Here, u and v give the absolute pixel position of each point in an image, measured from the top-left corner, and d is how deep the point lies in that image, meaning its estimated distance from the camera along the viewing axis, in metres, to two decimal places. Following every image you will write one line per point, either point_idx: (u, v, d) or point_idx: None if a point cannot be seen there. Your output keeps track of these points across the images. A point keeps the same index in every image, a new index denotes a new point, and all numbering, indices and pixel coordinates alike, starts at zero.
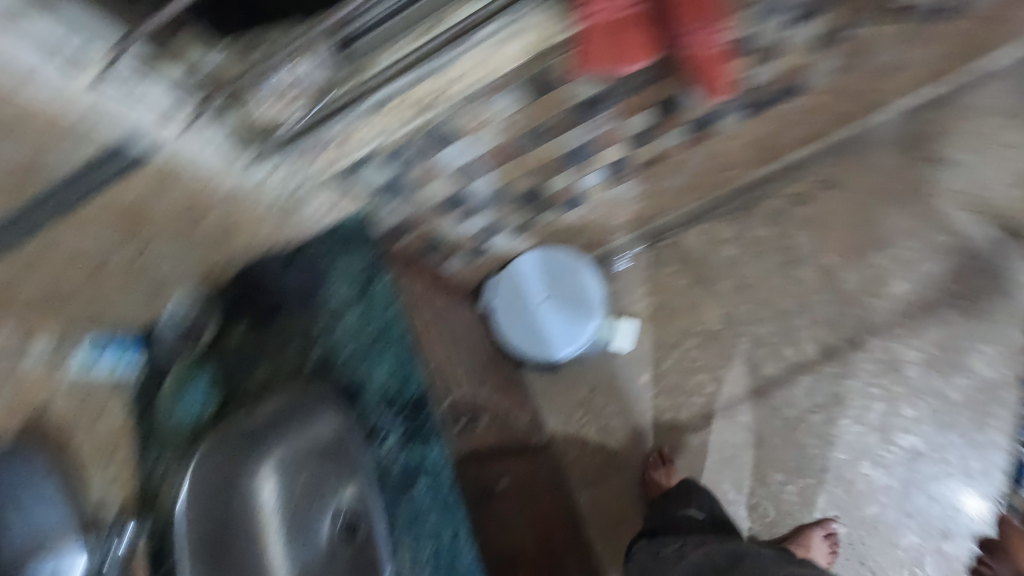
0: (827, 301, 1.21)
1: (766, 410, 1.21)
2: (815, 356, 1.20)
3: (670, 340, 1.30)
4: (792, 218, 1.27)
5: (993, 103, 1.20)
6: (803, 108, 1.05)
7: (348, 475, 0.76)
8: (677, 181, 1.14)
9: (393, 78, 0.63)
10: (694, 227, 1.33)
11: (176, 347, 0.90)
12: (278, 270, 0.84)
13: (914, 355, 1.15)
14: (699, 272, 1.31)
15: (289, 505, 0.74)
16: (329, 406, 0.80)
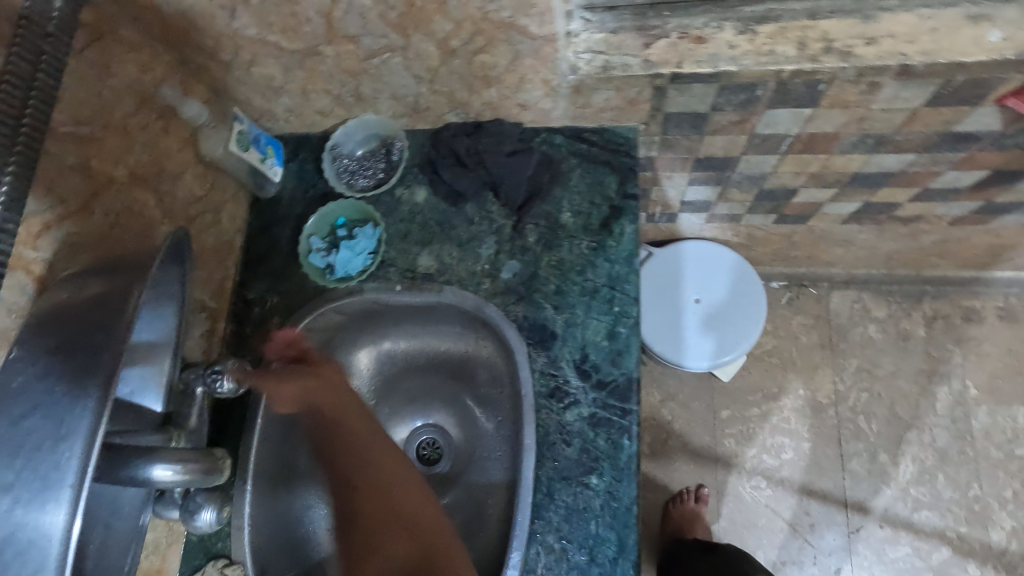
0: (944, 427, 1.14)
1: (833, 501, 1.14)
2: (906, 474, 1.13)
3: (768, 390, 1.20)
4: (949, 332, 1.18)
5: None
6: None
7: (459, 398, 0.71)
8: (889, 247, 1.01)
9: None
10: (846, 292, 1.22)
11: (339, 176, 0.69)
12: (501, 151, 0.66)
13: (1002, 520, 1.10)
14: (830, 339, 1.20)
15: (391, 400, 0.71)
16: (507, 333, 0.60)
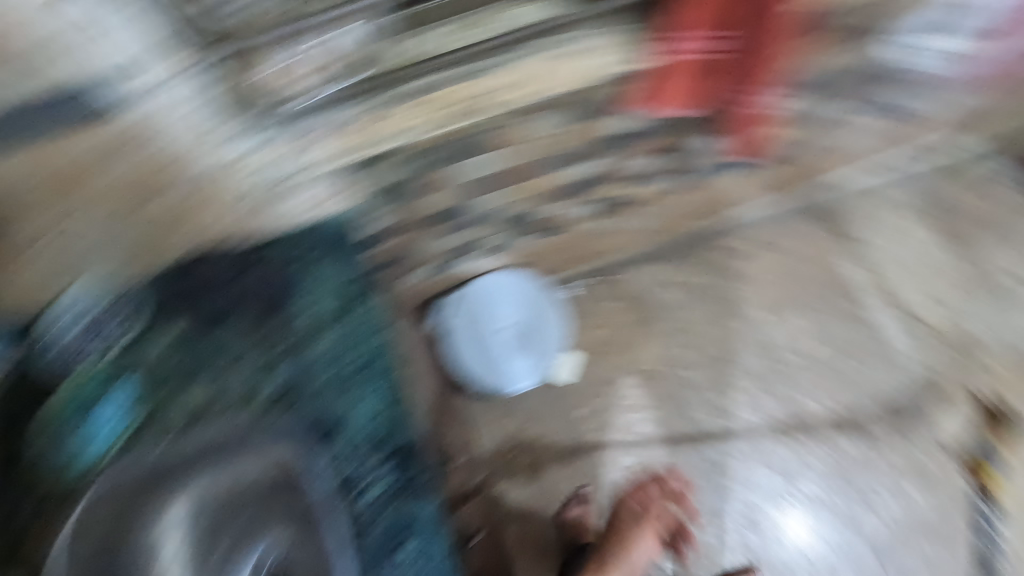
0: (753, 351, 1.30)
1: (691, 450, 1.26)
2: (737, 403, 1.28)
3: (607, 377, 1.29)
4: (726, 268, 1.32)
5: (900, 195, 1.33)
6: (773, 179, 1.07)
7: (286, 509, 0.71)
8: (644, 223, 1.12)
9: (348, 28, 0.53)
10: (638, 266, 1.31)
11: (58, 362, 0.69)
12: (225, 279, 0.74)
13: (817, 407, 1.28)
14: (640, 313, 1.31)
15: (223, 534, 0.68)
16: (286, 446, 0.73)
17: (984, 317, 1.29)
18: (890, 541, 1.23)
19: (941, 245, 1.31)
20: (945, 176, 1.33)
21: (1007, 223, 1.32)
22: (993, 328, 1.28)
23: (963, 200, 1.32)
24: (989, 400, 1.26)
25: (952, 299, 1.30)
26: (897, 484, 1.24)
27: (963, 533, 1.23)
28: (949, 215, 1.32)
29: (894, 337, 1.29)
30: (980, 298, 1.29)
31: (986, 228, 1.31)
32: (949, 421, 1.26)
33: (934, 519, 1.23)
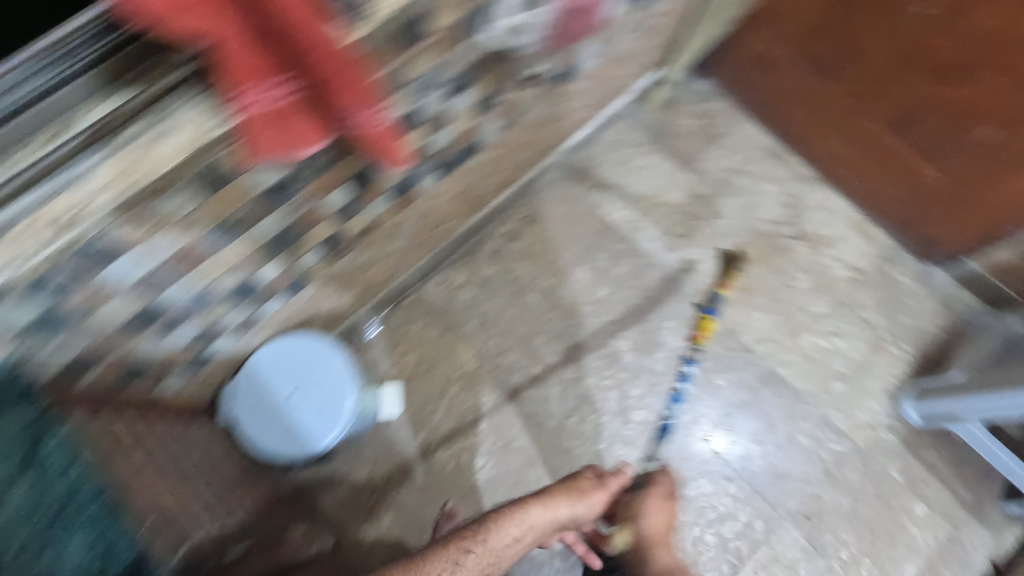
0: (553, 315, 1.38)
1: (532, 428, 1.31)
2: (557, 369, 1.34)
3: (435, 391, 1.33)
4: (510, 253, 1.43)
5: (624, 139, 1.52)
6: (486, 162, 1.18)
7: None
8: (397, 243, 1.19)
9: None
10: (430, 280, 1.41)
11: None
12: None
13: (624, 343, 1.36)
14: (445, 321, 1.38)
15: None
16: None
17: (727, 212, 1.46)
18: (731, 442, 1.28)
19: (678, 170, 1.49)
20: (652, 111, 1.53)
21: (719, 132, 1.52)
22: (737, 220, 1.45)
23: (673, 124, 1.53)
24: (762, 280, 1.39)
25: (700, 210, 1.46)
26: (712, 382, 1.32)
27: (776, 399, 1.30)
28: (667, 142, 1.52)
29: (666, 260, 1.42)
30: (720, 200, 1.47)
31: (704, 142, 1.51)
32: (734, 310, 1.37)
33: (756, 400, 1.30)
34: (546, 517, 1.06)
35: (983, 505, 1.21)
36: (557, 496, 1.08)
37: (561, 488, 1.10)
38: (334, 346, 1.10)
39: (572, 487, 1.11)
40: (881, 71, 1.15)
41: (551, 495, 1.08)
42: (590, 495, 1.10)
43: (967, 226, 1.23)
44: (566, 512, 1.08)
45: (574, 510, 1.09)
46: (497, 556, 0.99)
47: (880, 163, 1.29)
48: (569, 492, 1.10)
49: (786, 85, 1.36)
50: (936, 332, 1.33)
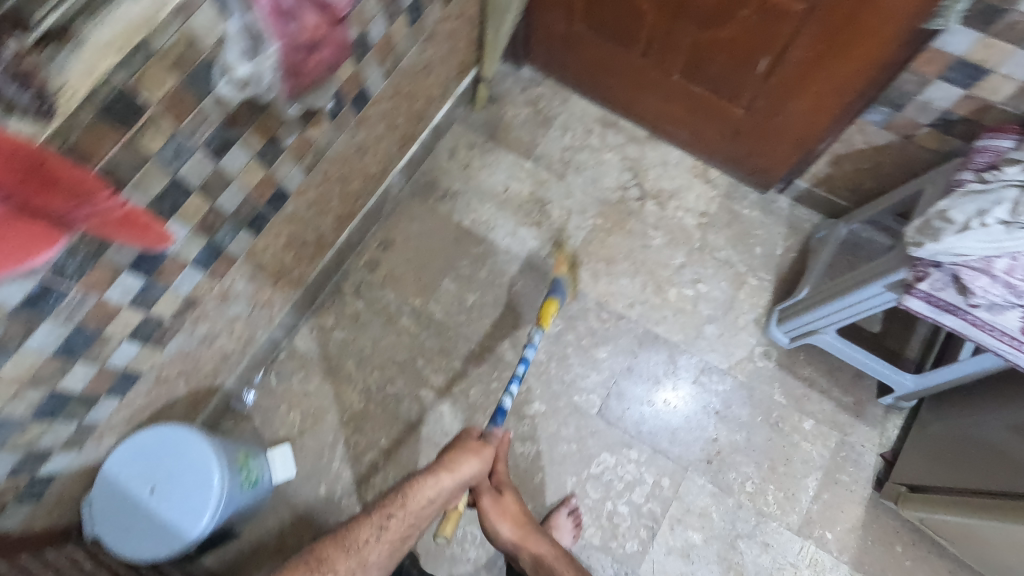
0: (429, 333, 1.38)
1: (432, 449, 1.30)
2: (444, 385, 1.34)
3: (327, 441, 1.31)
4: (374, 284, 1.42)
5: (462, 143, 1.53)
6: (306, 206, 1.17)
7: None
8: (239, 307, 1.16)
9: None
10: (301, 331, 1.39)
11: None
12: None
13: (504, 342, 1.37)
14: (325, 368, 1.36)
15: None
16: None
17: (576, 189, 1.48)
18: (624, 409, 1.30)
19: (521, 161, 1.51)
20: (484, 111, 1.55)
21: (551, 115, 1.54)
22: (586, 195, 1.47)
23: (506, 118, 1.55)
24: (620, 247, 1.42)
25: (548, 194, 1.48)
26: (594, 357, 1.34)
27: (653, 357, 1.33)
28: (504, 137, 1.53)
29: (528, 252, 1.43)
30: (565, 179, 1.49)
31: (540, 128, 1.53)
32: (599, 283, 1.40)
33: (638, 363, 1.33)
34: (446, 480, 1.01)
35: (864, 405, 1.27)
36: (455, 456, 1.04)
37: (454, 451, 1.06)
38: (195, 433, 1.05)
39: (467, 445, 1.06)
40: (658, 28, 1.20)
41: (449, 457, 1.04)
42: (481, 452, 1.06)
43: (784, 154, 1.28)
44: (467, 471, 1.04)
45: (468, 469, 1.04)
46: (413, 516, 0.96)
47: (694, 112, 1.33)
48: (463, 452, 1.06)
49: (593, 57, 1.40)
50: (787, 255, 1.38)
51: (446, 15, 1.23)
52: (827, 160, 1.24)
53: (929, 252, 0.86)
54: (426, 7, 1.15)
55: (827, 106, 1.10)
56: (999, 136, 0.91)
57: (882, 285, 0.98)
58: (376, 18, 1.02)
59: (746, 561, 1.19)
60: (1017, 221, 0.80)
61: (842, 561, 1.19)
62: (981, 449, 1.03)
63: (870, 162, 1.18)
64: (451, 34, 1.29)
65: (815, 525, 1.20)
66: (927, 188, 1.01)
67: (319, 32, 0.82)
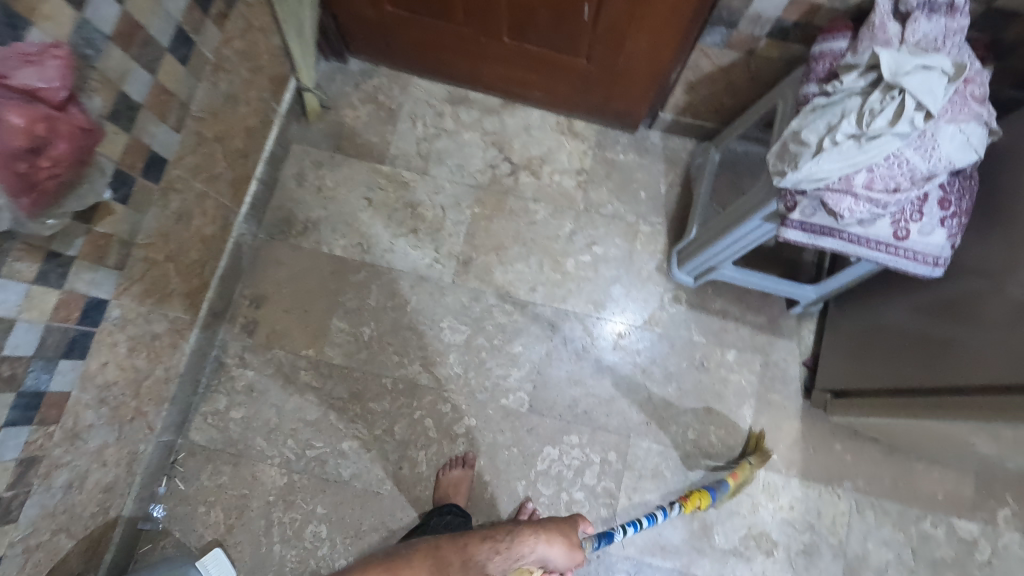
0: (334, 382, 1.26)
1: (374, 500, 1.21)
2: (365, 430, 1.24)
3: (259, 528, 1.20)
4: (258, 347, 1.28)
5: (307, 164, 1.36)
6: (137, 301, 1.01)
7: None
8: (102, 435, 1.01)
9: None
10: (193, 423, 1.24)
11: None
12: None
13: (416, 366, 1.26)
14: (233, 454, 1.23)
15: None
16: None
17: (444, 181, 1.35)
18: (555, 396, 1.25)
19: (376, 166, 1.36)
20: (321, 122, 1.38)
21: (395, 107, 1.39)
22: (455, 185, 1.35)
23: (347, 122, 1.38)
24: (507, 230, 1.33)
25: (416, 194, 1.35)
26: (510, 353, 1.27)
27: (569, 336, 1.28)
28: (351, 144, 1.37)
29: (415, 265, 1.31)
30: (430, 173, 1.36)
31: (386, 124, 1.38)
32: (496, 276, 1.31)
33: (557, 346, 1.27)
34: (542, 549, 0.95)
35: (777, 320, 1.28)
36: (554, 532, 0.98)
37: (555, 527, 0.99)
38: None
39: (567, 528, 1.00)
40: None
41: (551, 530, 0.98)
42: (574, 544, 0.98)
43: (638, 95, 1.21)
44: (555, 553, 0.97)
45: (557, 556, 0.97)
46: (502, 570, 0.91)
47: (538, 72, 1.24)
48: (567, 531, 1.00)
49: (416, 37, 1.25)
50: (672, 191, 1.34)
51: (227, 37, 1.06)
52: (681, 89, 1.18)
53: (791, 182, 0.81)
54: (195, 36, 0.97)
55: (663, 40, 1.03)
56: (833, 36, 0.86)
57: (761, 217, 0.94)
58: (129, 74, 0.85)
59: (706, 506, 1.20)
60: (863, 133, 0.76)
61: (792, 476, 1.22)
62: (891, 341, 1.06)
63: (721, 83, 1.14)
64: (245, 54, 1.12)
65: (760, 451, 1.22)
66: (778, 104, 0.97)
67: (38, 127, 0.64)
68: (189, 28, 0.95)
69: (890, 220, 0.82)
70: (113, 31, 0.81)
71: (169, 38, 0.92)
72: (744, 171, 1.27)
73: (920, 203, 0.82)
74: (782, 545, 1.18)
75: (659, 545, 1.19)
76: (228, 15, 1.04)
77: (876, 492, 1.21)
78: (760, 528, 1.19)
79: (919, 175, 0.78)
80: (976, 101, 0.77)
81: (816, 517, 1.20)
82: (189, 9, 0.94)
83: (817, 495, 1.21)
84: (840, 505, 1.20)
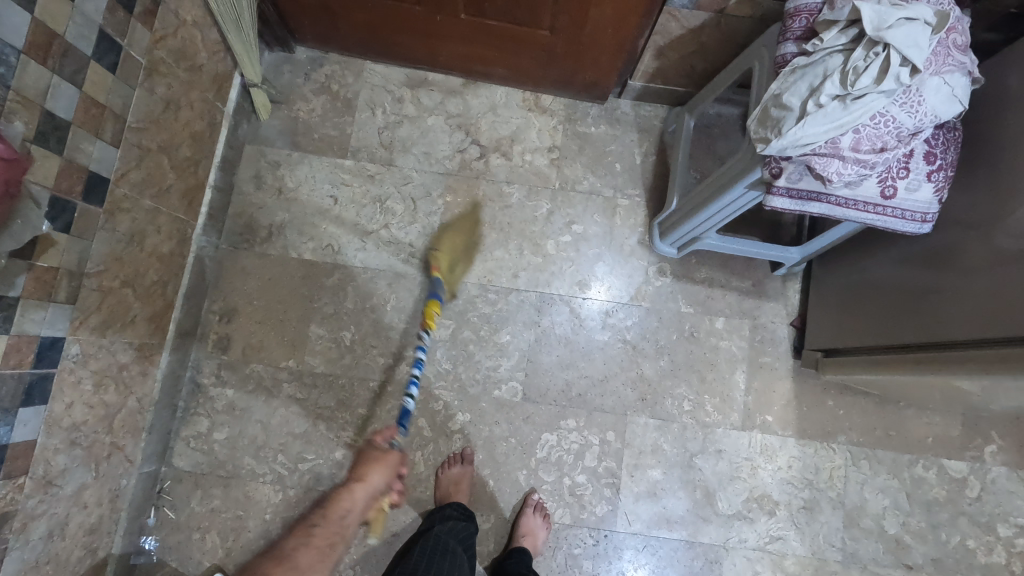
0: (320, 392, 1.21)
1: None
2: (358, 437, 1.20)
3: (259, 548, 1.16)
4: (234, 364, 1.22)
5: (264, 165, 1.28)
6: (96, 333, 0.94)
7: None
8: (79, 477, 0.95)
9: None
10: (176, 449, 1.18)
11: None
12: None
13: (402, 366, 1.22)
14: (222, 476, 1.18)
15: None
16: None
17: (412, 170, 1.29)
18: (549, 382, 1.23)
19: (338, 161, 1.29)
20: (274, 119, 1.30)
21: (351, 96, 1.31)
22: (424, 173, 1.29)
23: (302, 117, 1.30)
24: (482, 216, 1.28)
25: (383, 187, 1.28)
26: (498, 343, 1.24)
27: (556, 319, 1.25)
28: (309, 140, 1.29)
29: (390, 261, 1.26)
30: (396, 164, 1.29)
31: (344, 115, 1.30)
32: (475, 265, 1.26)
33: (544, 331, 1.24)
34: (357, 495, 0.92)
35: (763, 283, 1.27)
36: (363, 467, 0.95)
37: (361, 462, 0.96)
38: None
39: (371, 455, 0.96)
40: None
41: (355, 470, 0.95)
42: (385, 458, 0.95)
43: (606, 65, 1.15)
44: (376, 481, 0.94)
45: (377, 483, 0.94)
46: (334, 525, 0.90)
47: (499, 47, 1.17)
48: (362, 463, 0.95)
49: (365, 19, 1.17)
50: (648, 161, 1.30)
51: (159, 37, 0.97)
52: (650, 54, 1.13)
53: (777, 149, 0.78)
54: (123, 40, 0.89)
55: (630, 5, 0.98)
56: None
57: (745, 186, 0.91)
58: (52, 89, 0.77)
59: (708, 475, 1.21)
60: (848, 92, 0.73)
61: (788, 436, 1.23)
62: (877, 296, 1.07)
63: (692, 46, 1.09)
64: (182, 53, 1.03)
65: (755, 414, 1.23)
66: (754, 66, 0.93)
67: None
68: (115, 31, 0.86)
69: (877, 179, 0.80)
70: (25, 43, 0.72)
71: (94, 45, 0.83)
72: (719, 135, 1.24)
73: (906, 159, 0.80)
74: (784, 504, 1.20)
75: (665, 518, 1.19)
76: (157, 12, 0.95)
77: (869, 442, 1.23)
78: (762, 490, 1.20)
79: (905, 132, 0.76)
80: (959, 51, 0.75)
81: (814, 473, 1.21)
82: (111, 10, 0.85)
83: (813, 452, 1.22)
84: (836, 459, 1.22)
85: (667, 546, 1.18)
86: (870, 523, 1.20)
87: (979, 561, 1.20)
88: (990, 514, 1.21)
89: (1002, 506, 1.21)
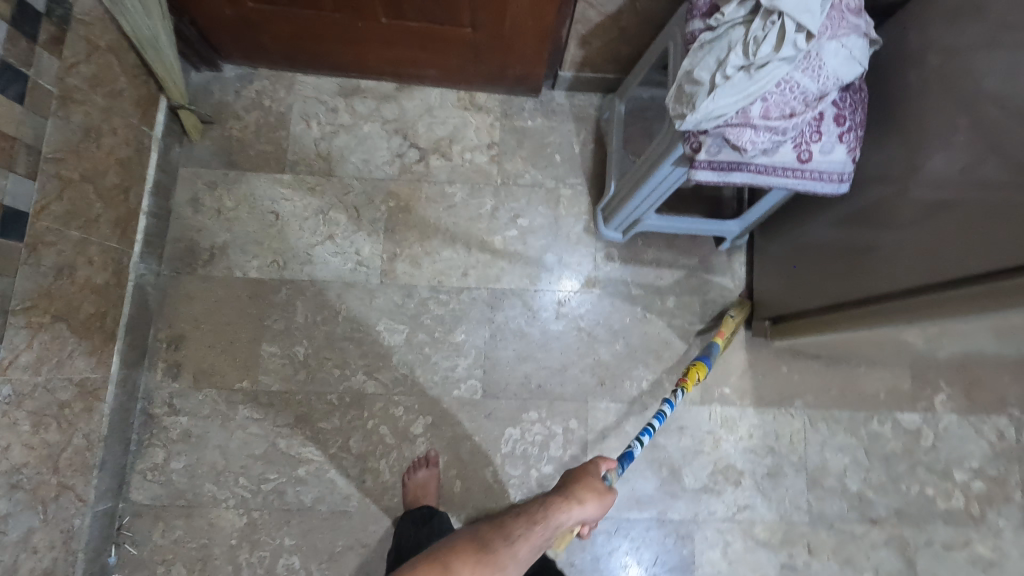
0: (278, 410, 1.19)
1: (343, 521, 1.17)
2: (320, 452, 1.18)
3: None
4: (186, 391, 1.19)
5: (200, 186, 1.26)
6: (29, 372, 0.91)
7: None
8: (26, 521, 0.92)
9: None
10: (133, 484, 1.15)
11: None
12: None
13: (360, 376, 1.21)
14: (183, 505, 1.15)
15: None
16: None
17: (352, 179, 1.28)
18: (510, 376, 1.23)
19: (276, 176, 1.27)
20: (206, 139, 1.28)
21: (284, 110, 1.30)
22: (364, 181, 1.28)
23: (234, 135, 1.28)
24: (427, 218, 1.28)
25: (324, 198, 1.27)
26: (455, 343, 1.23)
27: (512, 313, 1.25)
28: (244, 157, 1.28)
29: (339, 272, 1.25)
30: (336, 174, 1.28)
31: (278, 130, 1.29)
32: (425, 268, 1.26)
33: (499, 326, 1.25)
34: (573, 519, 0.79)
35: (709, 259, 1.30)
36: (586, 489, 0.82)
37: (582, 484, 0.83)
38: None
39: (594, 484, 0.84)
40: None
41: (577, 490, 0.82)
42: (606, 494, 0.84)
43: (532, 59, 1.17)
44: (589, 511, 0.81)
45: (591, 513, 0.81)
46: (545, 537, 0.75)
47: (426, 48, 1.17)
48: (584, 486, 0.83)
49: (287, 31, 1.16)
50: (586, 150, 1.31)
51: (71, 64, 0.95)
52: (575, 44, 1.15)
53: (692, 124, 0.79)
54: (29, 70, 0.87)
55: None
56: None
57: (670, 164, 0.93)
58: None
59: (672, 452, 1.22)
60: (751, 62, 0.76)
61: (747, 406, 1.25)
62: (820, 258, 1.08)
63: (613, 32, 1.12)
64: (98, 79, 1.01)
65: (713, 387, 1.25)
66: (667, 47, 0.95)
67: None
68: (18, 61, 0.84)
69: (792, 144, 0.82)
70: None
71: None
72: (652, 118, 1.26)
73: (817, 122, 0.82)
74: (748, 473, 1.22)
75: (634, 498, 1.20)
76: (66, 39, 0.93)
77: (825, 404, 1.26)
78: (726, 461, 1.22)
79: (811, 97, 0.78)
80: (853, 14, 0.78)
81: (775, 440, 1.24)
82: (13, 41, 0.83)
83: (771, 419, 1.25)
84: (795, 423, 1.25)
85: (638, 527, 1.20)
86: (833, 483, 1.23)
87: (939, 508, 1.23)
88: (945, 461, 1.25)
89: (956, 452, 1.26)
